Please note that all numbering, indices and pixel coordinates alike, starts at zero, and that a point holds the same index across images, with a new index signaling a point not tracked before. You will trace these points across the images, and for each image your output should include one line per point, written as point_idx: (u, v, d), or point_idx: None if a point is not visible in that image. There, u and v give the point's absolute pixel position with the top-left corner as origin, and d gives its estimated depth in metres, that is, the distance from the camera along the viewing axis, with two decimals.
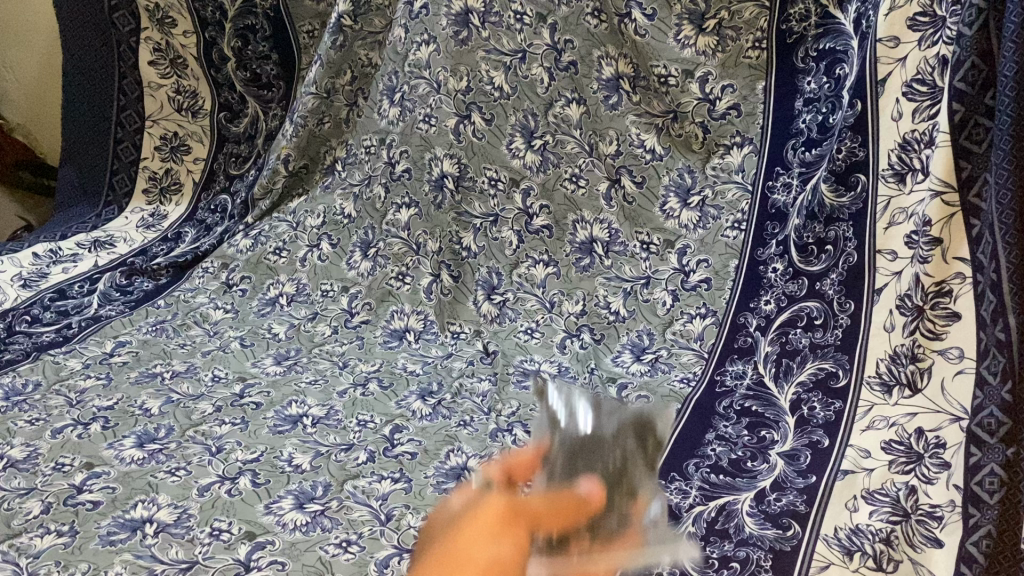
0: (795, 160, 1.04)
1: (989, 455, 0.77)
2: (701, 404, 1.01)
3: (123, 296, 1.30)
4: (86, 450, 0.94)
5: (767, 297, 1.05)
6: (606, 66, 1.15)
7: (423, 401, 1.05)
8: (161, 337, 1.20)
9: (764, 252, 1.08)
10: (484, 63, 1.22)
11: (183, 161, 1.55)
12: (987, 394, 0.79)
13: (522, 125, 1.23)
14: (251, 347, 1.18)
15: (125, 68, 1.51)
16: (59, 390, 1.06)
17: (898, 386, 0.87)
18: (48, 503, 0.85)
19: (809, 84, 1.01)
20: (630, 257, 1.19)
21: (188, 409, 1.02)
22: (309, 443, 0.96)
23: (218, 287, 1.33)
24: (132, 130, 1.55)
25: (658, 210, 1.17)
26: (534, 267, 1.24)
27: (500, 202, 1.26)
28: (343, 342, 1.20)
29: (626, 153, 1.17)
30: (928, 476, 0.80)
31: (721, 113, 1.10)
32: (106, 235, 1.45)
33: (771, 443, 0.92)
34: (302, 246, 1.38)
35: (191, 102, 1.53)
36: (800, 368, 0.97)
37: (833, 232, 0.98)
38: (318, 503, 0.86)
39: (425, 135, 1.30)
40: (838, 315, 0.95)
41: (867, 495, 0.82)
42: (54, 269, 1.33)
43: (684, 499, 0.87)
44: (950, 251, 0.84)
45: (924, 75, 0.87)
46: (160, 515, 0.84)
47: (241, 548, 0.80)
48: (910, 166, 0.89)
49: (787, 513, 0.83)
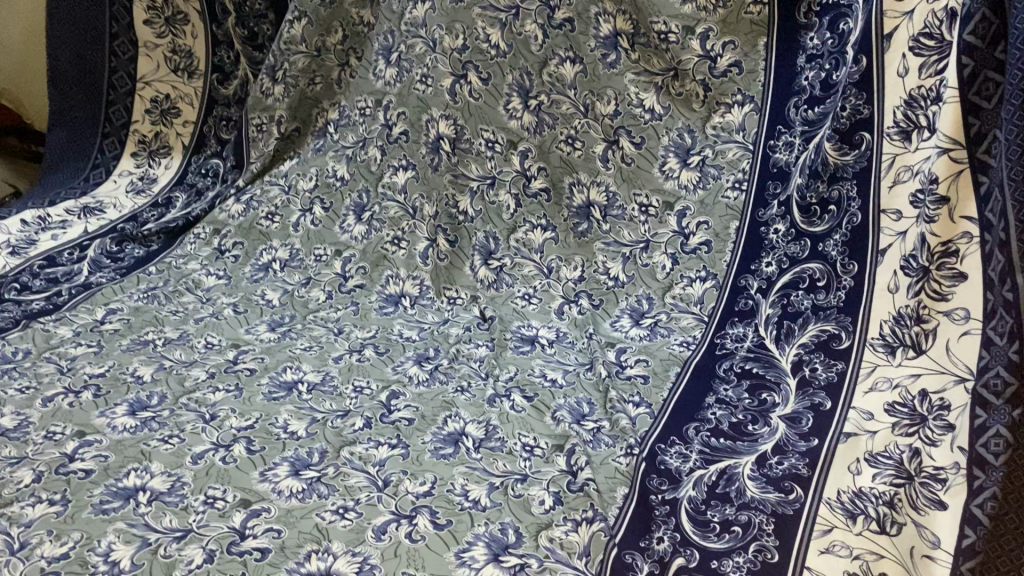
0: (797, 119, 1.03)
1: (994, 416, 0.75)
2: (701, 368, 1.00)
3: (113, 262, 1.28)
4: (77, 419, 0.92)
5: (768, 259, 1.04)
6: (603, 23, 1.13)
7: (419, 366, 1.04)
8: (152, 304, 1.18)
9: (765, 213, 1.06)
10: (480, 20, 1.20)
11: (173, 125, 1.51)
12: (993, 354, 0.77)
13: (518, 85, 1.20)
14: (244, 313, 1.16)
15: (117, 28, 1.46)
16: (49, 358, 1.04)
17: (902, 347, 0.86)
18: (39, 471, 0.84)
19: (812, 40, 1.00)
20: (629, 221, 1.17)
21: (181, 375, 1.01)
22: (304, 410, 0.95)
23: (209, 254, 1.32)
24: (123, 92, 1.50)
25: (658, 171, 1.15)
26: (531, 232, 1.21)
27: (498, 164, 1.23)
28: (338, 308, 1.19)
29: (625, 113, 1.15)
30: (932, 437, 0.79)
31: (722, 71, 1.08)
32: (96, 201, 1.43)
33: (772, 406, 0.91)
34: (294, 212, 1.36)
35: (188, 63, 1.49)
36: (802, 331, 0.95)
37: (836, 191, 0.96)
38: (313, 470, 0.85)
39: (422, 96, 1.27)
40: (842, 277, 0.94)
41: (870, 457, 0.81)
42: (43, 236, 1.31)
43: (684, 463, 0.86)
44: (957, 210, 0.82)
45: (932, 29, 0.86)
46: (154, 483, 0.83)
47: (236, 516, 0.79)
48: (916, 123, 0.88)
49: (790, 477, 0.82)
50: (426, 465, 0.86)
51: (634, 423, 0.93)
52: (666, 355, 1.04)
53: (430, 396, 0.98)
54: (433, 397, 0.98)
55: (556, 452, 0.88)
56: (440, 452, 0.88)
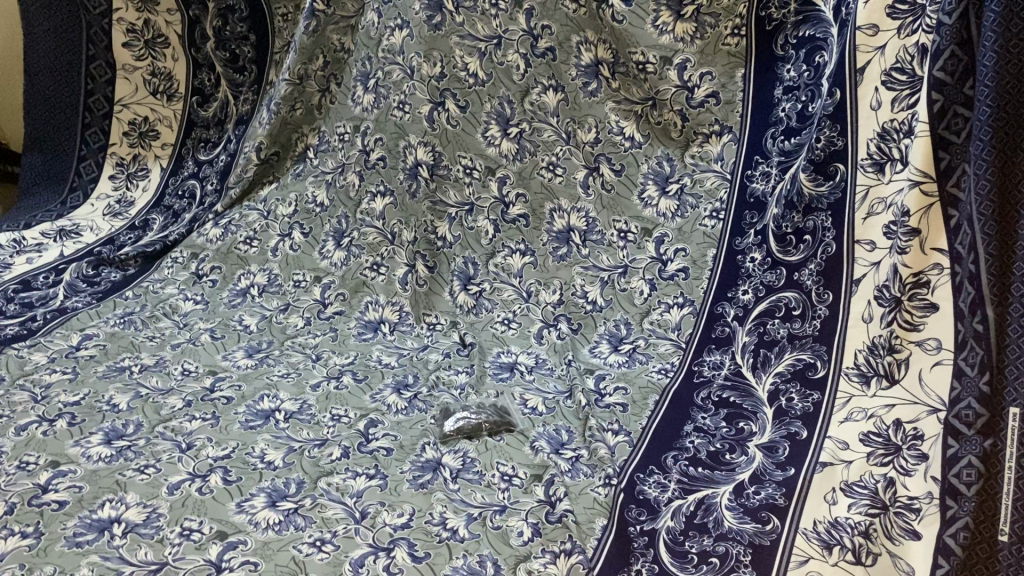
0: (774, 150, 1.05)
1: (965, 446, 0.76)
2: (679, 397, 0.99)
3: (89, 287, 1.27)
4: (51, 449, 0.91)
5: (744, 287, 1.04)
6: (584, 52, 1.15)
7: (398, 395, 1.04)
8: (129, 330, 1.17)
9: (742, 241, 1.07)
10: (458, 48, 1.20)
11: (152, 147, 1.51)
12: (965, 386, 0.78)
13: (497, 113, 1.21)
14: (221, 339, 1.16)
15: (95, 51, 1.45)
16: (23, 386, 1.03)
17: (876, 377, 0.86)
18: (12, 503, 0.83)
19: (788, 72, 1.03)
20: (608, 246, 1.17)
21: (157, 404, 1.00)
22: (281, 439, 0.94)
23: (187, 279, 1.31)
24: (100, 114, 1.49)
25: (637, 199, 1.16)
26: (510, 257, 1.22)
27: (476, 191, 1.23)
28: (316, 334, 1.18)
29: (605, 141, 1.17)
30: (906, 467, 0.80)
31: (699, 101, 1.11)
32: (72, 224, 1.42)
33: (749, 435, 0.91)
34: (273, 236, 1.35)
35: (168, 86, 1.49)
36: (778, 359, 0.96)
37: (812, 222, 0.97)
38: (290, 501, 0.84)
39: (399, 122, 1.27)
40: (817, 306, 0.95)
41: (845, 487, 0.82)
42: (17, 259, 1.30)
43: (662, 493, 0.86)
44: (928, 242, 0.83)
45: (903, 64, 0.87)
46: (129, 515, 0.82)
47: (212, 548, 0.78)
48: (888, 156, 0.89)
49: (766, 507, 0.82)
50: (405, 496, 0.86)
51: (613, 453, 0.93)
52: (644, 383, 1.03)
53: (409, 425, 0.98)
54: (412, 425, 0.98)
55: (534, 483, 0.88)
56: (418, 481, 0.88)
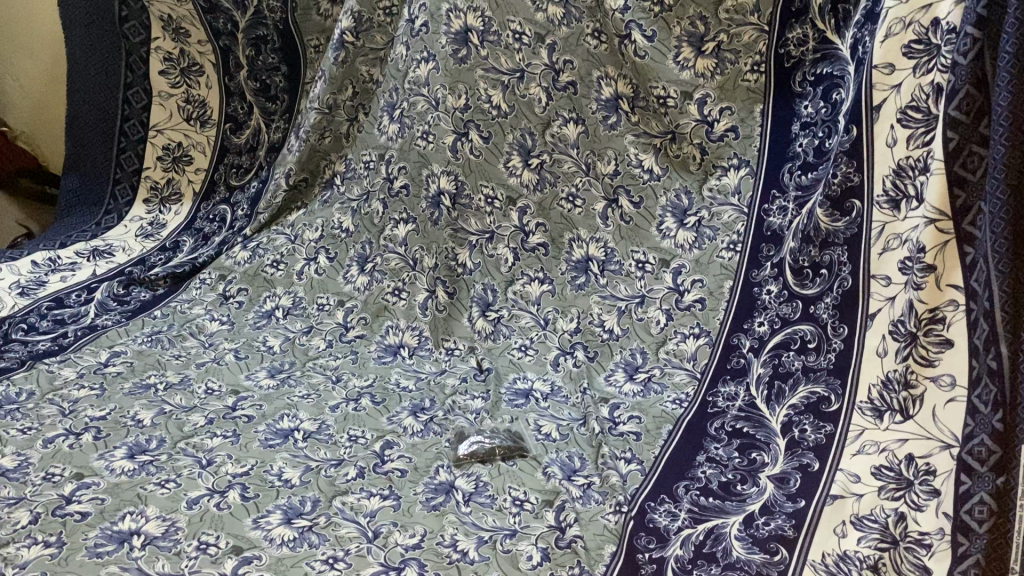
0: (790, 184, 1.06)
1: (978, 483, 0.77)
2: (692, 427, 1.00)
3: (120, 305, 1.31)
4: (77, 461, 0.94)
5: (760, 319, 1.05)
6: (605, 87, 1.18)
7: (414, 417, 1.05)
8: (156, 348, 1.20)
9: (759, 273, 1.08)
10: (482, 81, 1.23)
11: (185, 172, 1.55)
12: (978, 423, 0.78)
13: (519, 144, 1.23)
14: (245, 359, 1.18)
15: (132, 78, 1.50)
16: (52, 400, 1.06)
17: (890, 412, 0.86)
18: (36, 513, 0.86)
19: (806, 108, 1.05)
20: (625, 275, 1.18)
21: (180, 421, 1.02)
22: (299, 458, 0.96)
23: (214, 299, 1.33)
24: (135, 140, 1.54)
25: (655, 229, 1.18)
26: (529, 284, 1.23)
27: (496, 220, 1.26)
28: (338, 356, 1.20)
29: (625, 172, 1.19)
30: (917, 502, 0.80)
31: (719, 135, 1.13)
32: (106, 244, 1.46)
33: (761, 465, 0.92)
34: (300, 260, 1.38)
35: (201, 112, 1.53)
36: (792, 392, 0.96)
37: (828, 256, 0.98)
38: (305, 519, 0.86)
39: (423, 152, 1.29)
40: (832, 339, 0.95)
41: (856, 520, 0.83)
42: (52, 277, 1.35)
43: (673, 521, 0.86)
44: (944, 278, 0.84)
45: (919, 102, 0.88)
46: (148, 528, 0.84)
47: (228, 562, 0.80)
48: (904, 193, 0.90)
49: (775, 538, 0.83)
50: (417, 517, 0.87)
51: (624, 480, 0.93)
52: (659, 412, 1.04)
53: (424, 448, 0.99)
54: (426, 448, 0.99)
55: (545, 507, 0.89)
56: (430, 503, 0.89)
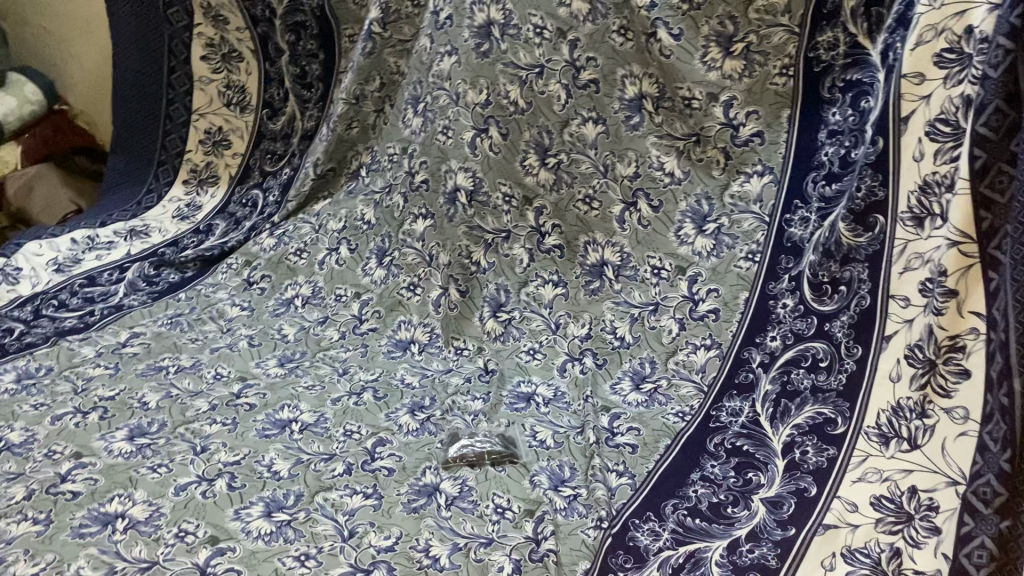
0: (814, 195, 1.01)
1: (981, 526, 0.73)
2: (691, 442, 0.97)
3: (149, 286, 1.34)
4: (78, 440, 0.97)
5: (773, 333, 1.01)
6: (629, 85, 1.13)
7: (411, 415, 1.05)
8: (174, 331, 1.23)
9: (776, 286, 1.04)
10: (503, 76, 1.20)
11: (224, 155, 1.57)
12: (987, 460, 0.74)
13: (536, 142, 1.22)
14: (258, 346, 1.19)
15: (176, 62, 1.52)
16: (68, 377, 1.10)
17: (896, 439, 0.82)
18: (31, 489, 0.88)
19: (834, 116, 0.99)
20: (641, 282, 1.16)
21: (184, 405, 1.04)
22: (291, 450, 0.97)
23: (238, 284, 1.36)
24: (179, 122, 1.56)
25: (673, 235, 1.14)
26: (542, 287, 1.22)
27: (513, 219, 1.25)
28: (348, 348, 1.21)
29: (644, 175, 1.15)
30: (916, 539, 0.76)
31: (744, 140, 1.07)
32: (144, 224, 1.49)
33: (756, 487, 0.88)
34: (322, 249, 1.39)
35: (240, 98, 1.54)
36: (798, 411, 0.92)
37: (848, 273, 0.93)
38: (285, 513, 0.86)
39: (443, 147, 1.27)
40: (844, 359, 0.91)
41: (847, 552, 0.79)
42: (89, 255, 1.34)
43: (653, 542, 0.84)
44: (966, 304, 0.79)
45: (948, 115, 0.81)
46: (133, 511, 0.86)
47: (201, 552, 0.81)
48: (928, 211, 0.84)
49: (756, 567, 0.80)
50: (395, 519, 0.87)
51: (612, 495, 0.91)
52: (659, 425, 1.01)
53: (417, 447, 0.98)
54: (419, 447, 0.98)
55: (525, 518, 0.88)
56: (411, 504, 0.89)
